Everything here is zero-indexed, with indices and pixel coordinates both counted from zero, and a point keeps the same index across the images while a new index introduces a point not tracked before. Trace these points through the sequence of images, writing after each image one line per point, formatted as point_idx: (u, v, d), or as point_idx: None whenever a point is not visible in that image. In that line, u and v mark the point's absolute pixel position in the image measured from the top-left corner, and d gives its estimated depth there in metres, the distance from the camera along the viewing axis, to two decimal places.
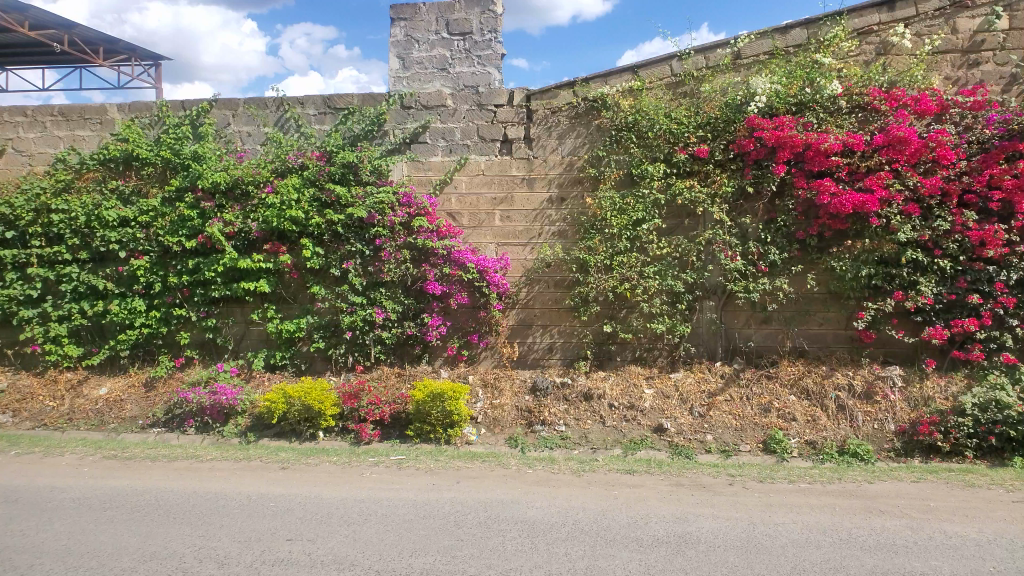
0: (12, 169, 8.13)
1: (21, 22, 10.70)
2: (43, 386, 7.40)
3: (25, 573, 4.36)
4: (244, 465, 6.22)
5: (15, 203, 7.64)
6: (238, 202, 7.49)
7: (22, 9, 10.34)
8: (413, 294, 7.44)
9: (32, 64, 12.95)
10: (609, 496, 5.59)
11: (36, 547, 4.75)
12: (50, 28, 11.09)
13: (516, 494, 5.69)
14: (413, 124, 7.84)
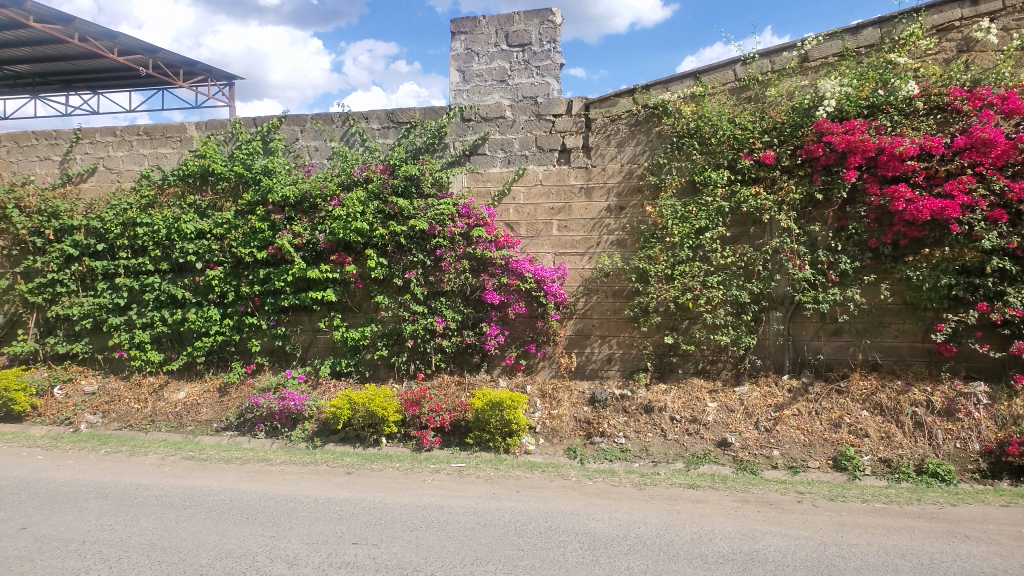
0: (101, 186, 8.64)
1: (112, 48, 11.44)
2: (128, 389, 7.84)
3: (113, 566, 4.65)
4: (312, 469, 6.45)
5: (105, 218, 8.16)
6: (307, 215, 7.77)
7: (113, 36, 11.08)
8: (473, 303, 7.55)
9: (120, 87, 13.84)
10: (671, 510, 5.50)
11: (124, 542, 5.06)
12: (137, 53, 11.81)
13: (576, 506, 5.68)
14: (473, 136, 7.93)
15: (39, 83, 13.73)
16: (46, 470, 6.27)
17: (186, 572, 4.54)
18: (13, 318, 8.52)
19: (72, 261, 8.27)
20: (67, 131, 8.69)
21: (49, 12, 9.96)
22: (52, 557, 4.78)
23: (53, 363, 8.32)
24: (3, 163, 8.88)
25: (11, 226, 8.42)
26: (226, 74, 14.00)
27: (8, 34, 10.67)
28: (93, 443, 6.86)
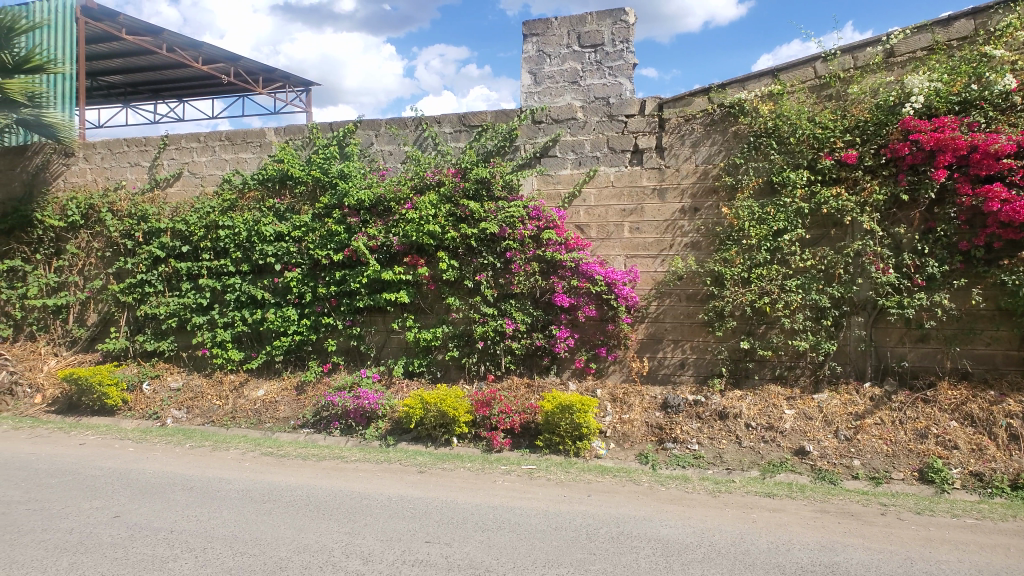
0: (187, 190, 8.97)
1: (196, 58, 11.85)
2: (211, 386, 8.13)
3: (198, 555, 4.82)
4: (385, 468, 6.57)
5: (190, 221, 8.50)
6: (381, 218, 7.93)
7: (198, 46, 11.53)
8: (542, 305, 7.53)
9: (203, 94, 14.39)
10: (747, 519, 5.36)
11: (208, 533, 5.24)
12: (220, 61, 12.26)
13: (648, 512, 5.60)
14: (544, 138, 7.93)
15: (129, 92, 14.39)
16: (135, 461, 6.56)
17: (265, 565, 4.66)
18: (106, 317, 8.93)
19: (160, 263, 8.65)
20: (156, 137, 9.06)
21: (141, 24, 10.42)
22: (142, 545, 4.99)
23: (141, 360, 8.67)
24: (97, 169, 9.30)
25: (105, 229, 8.90)
26: (302, 81, 14.39)
27: (102, 46, 11.22)
28: (179, 437, 7.16)
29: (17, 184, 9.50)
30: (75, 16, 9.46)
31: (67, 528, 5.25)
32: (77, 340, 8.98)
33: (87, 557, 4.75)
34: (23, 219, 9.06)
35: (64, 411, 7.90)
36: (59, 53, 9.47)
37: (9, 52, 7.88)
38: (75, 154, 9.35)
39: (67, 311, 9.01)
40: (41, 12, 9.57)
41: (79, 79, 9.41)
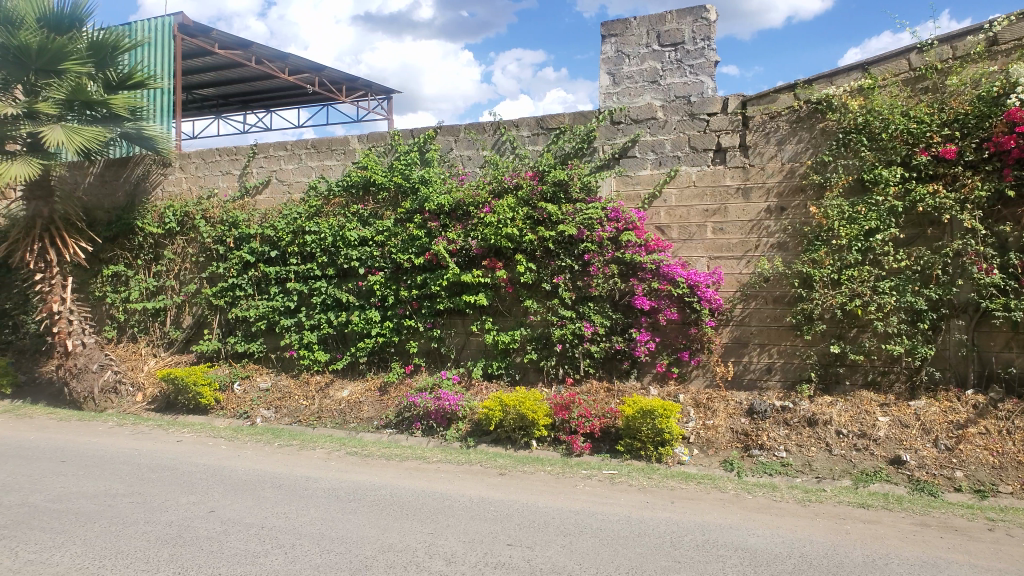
0: (275, 197, 9.29)
1: (283, 69, 12.32)
2: (298, 386, 8.37)
3: (288, 551, 4.94)
4: (466, 469, 6.62)
5: (278, 227, 8.80)
6: (460, 221, 8.02)
7: (285, 57, 11.96)
8: (622, 308, 7.46)
9: (290, 104, 14.94)
10: (840, 530, 5.12)
11: (296, 529, 5.36)
12: (305, 71, 12.69)
13: (734, 520, 5.42)
14: (623, 139, 7.86)
15: (219, 104, 15.09)
16: (227, 458, 6.81)
17: (352, 563, 4.74)
18: (200, 319, 9.32)
19: (250, 267, 8.99)
20: (247, 146, 9.43)
21: (231, 39, 10.90)
22: (235, 539, 5.15)
23: (232, 361, 9.02)
24: (192, 178, 9.74)
25: (199, 236, 9.31)
26: (382, 89, 14.73)
27: (194, 61, 11.79)
28: (268, 436, 7.41)
29: (120, 194, 10.03)
30: (172, 34, 9.98)
31: (167, 521, 5.46)
32: (173, 341, 9.40)
33: (186, 550, 4.94)
34: (125, 227, 9.56)
35: (162, 409, 8.29)
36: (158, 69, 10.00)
37: (115, 70, 8.36)
38: (172, 164, 9.82)
39: (164, 314, 9.45)
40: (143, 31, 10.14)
41: (177, 92, 9.89)
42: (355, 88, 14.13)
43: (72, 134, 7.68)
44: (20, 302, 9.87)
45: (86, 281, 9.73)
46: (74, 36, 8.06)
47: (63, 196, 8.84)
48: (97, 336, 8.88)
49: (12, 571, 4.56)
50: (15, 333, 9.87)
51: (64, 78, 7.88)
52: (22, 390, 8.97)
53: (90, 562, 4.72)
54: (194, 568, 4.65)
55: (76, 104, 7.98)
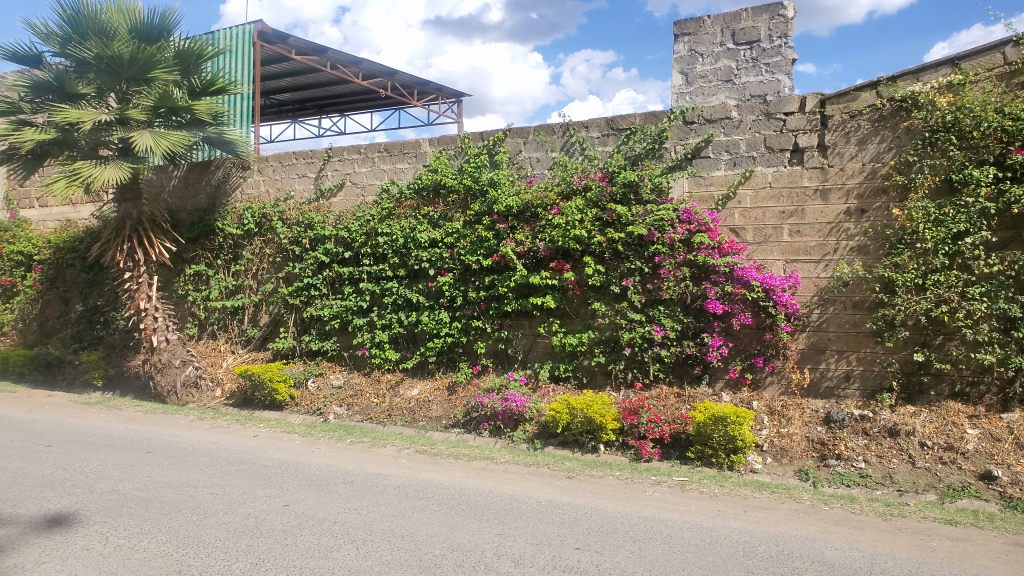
0: (349, 199, 9.48)
1: (357, 74, 12.61)
2: (369, 385, 8.53)
3: (359, 547, 5.02)
4: (534, 471, 6.62)
5: (352, 228, 8.99)
6: (528, 223, 8.02)
7: (359, 62, 12.24)
8: (693, 312, 7.32)
9: (364, 109, 15.30)
10: (925, 547, 4.89)
11: (368, 526, 5.44)
12: (379, 76, 12.97)
13: (810, 532, 5.24)
14: (695, 139, 7.73)
15: (297, 109, 15.58)
16: (301, 454, 7.00)
17: (422, 561, 4.78)
18: (276, 318, 9.60)
19: (324, 268, 9.21)
20: (322, 150, 9.67)
21: (307, 45, 11.18)
22: (308, 533, 5.26)
23: (307, 358, 9.27)
24: (270, 180, 10.04)
25: (276, 237, 9.59)
26: (452, 92, 14.88)
27: (273, 68, 12.20)
28: (340, 433, 7.58)
29: (202, 196, 10.43)
30: (251, 41, 10.30)
31: (244, 513, 5.63)
32: (251, 339, 9.71)
33: (262, 542, 5.08)
34: (206, 228, 9.96)
35: (240, 404, 8.59)
36: (240, 76, 10.33)
37: (199, 77, 8.68)
38: (251, 167, 10.14)
39: (243, 312, 9.78)
40: (226, 39, 10.53)
41: (256, 98, 10.20)
42: (425, 92, 14.33)
43: (159, 139, 8.03)
44: (111, 300, 10.39)
45: (170, 280, 10.16)
46: (163, 45, 8.43)
47: (150, 199, 9.35)
48: (180, 333, 9.27)
49: (102, 554, 4.79)
50: (106, 329, 10.40)
51: (152, 86, 8.28)
52: (112, 383, 9.45)
53: (174, 549, 4.91)
54: (270, 559, 4.78)
55: (163, 110, 8.36)
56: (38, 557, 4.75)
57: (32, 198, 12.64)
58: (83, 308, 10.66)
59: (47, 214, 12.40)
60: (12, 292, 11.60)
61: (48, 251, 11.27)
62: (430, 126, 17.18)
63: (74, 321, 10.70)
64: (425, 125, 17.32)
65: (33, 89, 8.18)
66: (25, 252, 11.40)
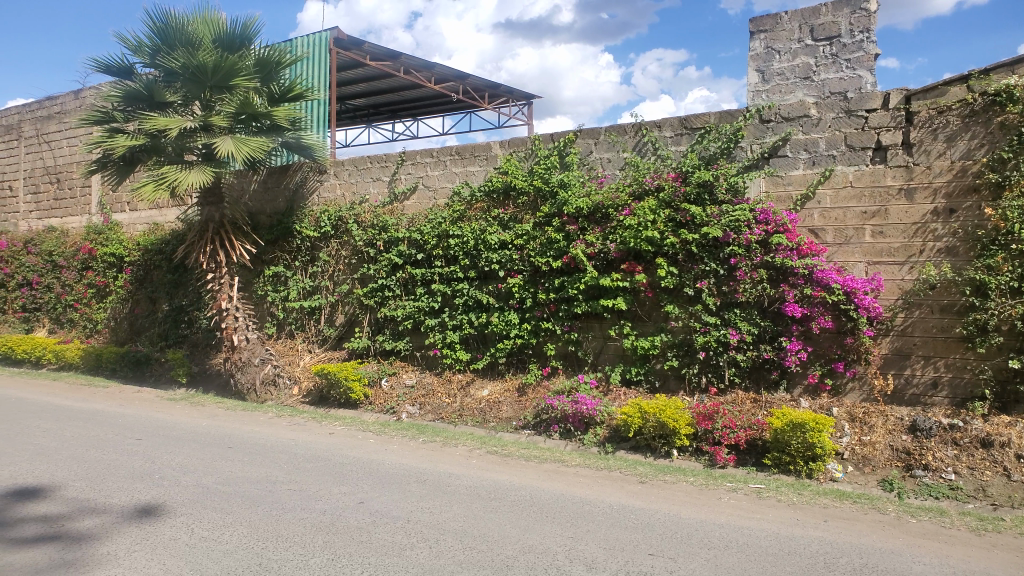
0: (421, 203, 9.63)
1: (430, 78, 12.81)
2: (441, 385, 8.63)
3: (432, 546, 5.06)
4: (605, 475, 6.56)
5: (424, 231, 9.11)
6: (599, 225, 7.98)
7: (431, 66, 12.42)
8: (770, 316, 7.15)
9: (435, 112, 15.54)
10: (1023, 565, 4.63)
11: (440, 525, 5.46)
12: (450, 80, 13.14)
13: (897, 545, 5.02)
14: (773, 138, 7.56)
15: (371, 114, 16.00)
16: (375, 451, 7.13)
17: (494, 562, 4.79)
18: (351, 318, 9.81)
19: (397, 269, 9.37)
20: (396, 154, 9.84)
21: (382, 50, 11.42)
22: (383, 531, 5.32)
23: (381, 358, 9.43)
24: (345, 184, 10.27)
25: (351, 239, 9.81)
26: (521, 95, 14.92)
27: (347, 74, 12.53)
28: (413, 432, 7.69)
29: (280, 200, 10.74)
30: (328, 47, 10.55)
31: (321, 509, 5.74)
32: (327, 338, 9.94)
33: (339, 538, 5.16)
34: (285, 230, 10.26)
35: (316, 402, 8.83)
36: (316, 82, 10.62)
37: (277, 83, 8.97)
38: (327, 171, 10.39)
39: (319, 312, 10.03)
40: (303, 46, 10.84)
41: (331, 104, 10.46)
42: (495, 95, 14.42)
43: (240, 144, 8.32)
44: (195, 299, 10.79)
45: (251, 281, 10.53)
46: (244, 54, 8.73)
47: (231, 203, 9.63)
48: (259, 332, 9.59)
49: (188, 545, 4.96)
50: (190, 328, 10.81)
51: (233, 93, 8.57)
52: (196, 380, 9.82)
53: (255, 542, 5.05)
54: (346, 556, 4.85)
55: (243, 116, 8.67)
56: (130, 545, 4.96)
57: (122, 203, 13.27)
58: (168, 308, 11.10)
59: (136, 218, 12.99)
60: (104, 291, 12.20)
61: (137, 253, 11.81)
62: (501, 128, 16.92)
63: (160, 320, 11.17)
64: (496, 128, 17.46)
65: (125, 99, 8.60)
66: (117, 253, 11.98)
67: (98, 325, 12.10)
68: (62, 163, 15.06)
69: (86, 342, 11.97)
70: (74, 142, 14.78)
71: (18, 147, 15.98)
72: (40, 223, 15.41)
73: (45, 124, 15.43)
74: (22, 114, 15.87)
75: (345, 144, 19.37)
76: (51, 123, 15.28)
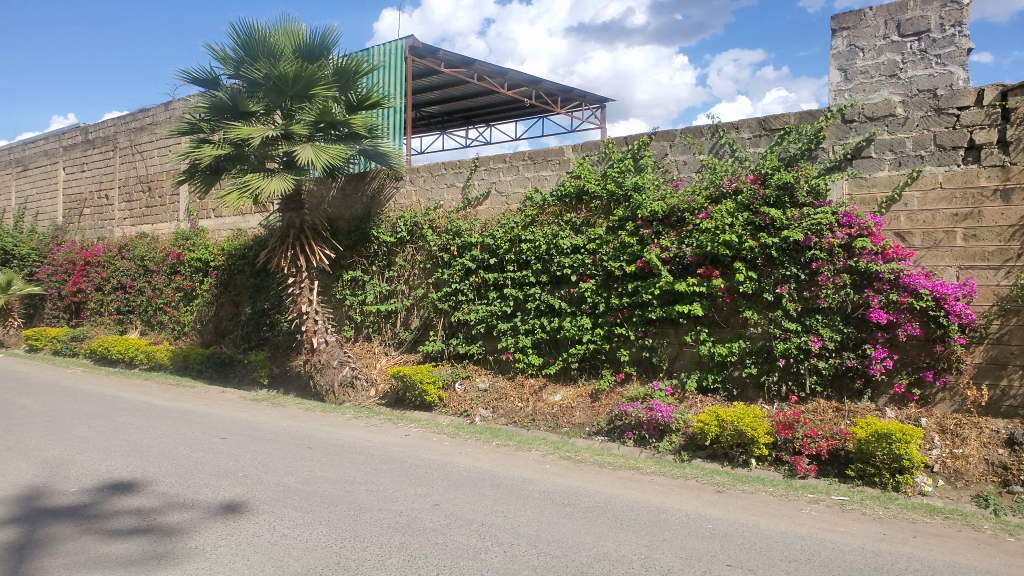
0: (494, 208, 9.70)
1: (503, 84, 12.91)
2: (514, 388, 8.70)
3: (507, 550, 5.03)
4: (681, 483, 6.46)
5: (497, 235, 9.18)
6: (674, 228, 7.88)
7: (504, 72, 12.52)
8: (854, 322, 6.93)
9: (509, 117, 15.68)
10: None
11: (515, 530, 5.44)
12: (523, 85, 13.22)
13: (993, 565, 4.75)
14: (856, 138, 7.30)
15: (445, 121, 16.25)
16: (451, 454, 7.22)
17: (568, 567, 4.72)
18: (426, 322, 9.95)
19: (470, 274, 9.47)
20: (469, 160, 9.93)
21: (456, 57, 11.56)
22: (458, 533, 5.35)
23: (454, 361, 9.54)
24: (419, 190, 10.43)
25: (426, 244, 9.96)
26: (594, 98, 14.85)
27: (421, 82, 12.78)
28: (487, 435, 7.78)
29: (358, 206, 10.99)
30: (404, 56, 10.78)
31: (397, 510, 5.81)
32: (402, 342, 10.12)
33: (414, 539, 5.20)
34: (362, 236, 10.51)
35: (392, 404, 9.04)
36: (392, 90, 10.87)
37: (354, 92, 9.21)
38: (403, 177, 10.56)
39: (395, 316, 10.21)
40: (379, 55, 11.10)
41: (407, 111, 10.67)
42: (568, 99, 14.43)
43: (319, 152, 8.54)
44: (276, 303, 11.12)
45: (329, 285, 10.84)
46: (323, 63, 8.99)
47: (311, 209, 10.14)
48: (337, 334, 9.86)
49: (271, 542, 5.09)
50: (271, 331, 11.16)
51: (313, 102, 8.87)
52: (276, 381, 10.14)
53: (333, 541, 5.14)
54: (421, 557, 4.89)
55: (322, 125, 8.93)
56: (215, 540, 5.12)
57: (208, 209, 13.81)
58: (250, 311, 11.47)
59: (221, 224, 13.49)
60: (191, 295, 12.71)
61: (222, 258, 12.24)
62: (574, 131, 16.98)
63: (243, 323, 11.57)
64: (568, 132, 17.50)
65: (212, 110, 8.95)
66: (203, 258, 12.46)
67: (186, 327, 12.62)
68: (152, 171, 15.79)
69: (174, 343, 12.52)
70: (164, 152, 15.51)
71: (114, 158, 16.90)
72: (132, 229, 16.19)
73: (138, 135, 16.26)
74: (118, 126, 16.78)
75: (420, 151, 19.74)
76: (143, 134, 16.08)
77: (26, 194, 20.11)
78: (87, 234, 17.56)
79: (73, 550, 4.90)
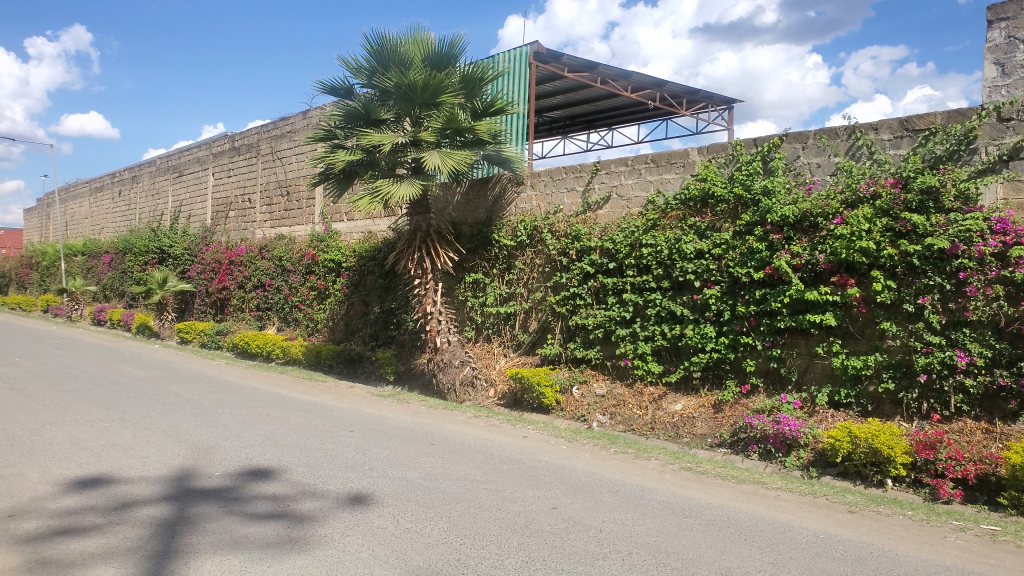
0: (614, 211, 9.65)
1: (625, 87, 12.83)
2: (632, 395, 8.67)
3: (625, 558, 4.95)
4: (809, 501, 6.16)
5: (617, 240, 9.14)
6: (806, 234, 7.56)
7: (627, 75, 12.40)
8: (1008, 337, 6.40)
9: (632, 120, 15.60)
10: None
11: (634, 538, 5.34)
12: (646, 87, 13.09)
13: None
14: (1014, 138, 6.74)
15: (566, 126, 16.35)
16: (568, 458, 7.24)
17: None
18: (544, 324, 10.05)
19: (589, 278, 9.47)
20: (590, 163, 9.94)
21: (579, 61, 11.59)
22: (576, 538, 5.32)
23: (571, 365, 9.60)
24: (540, 195, 10.51)
25: (545, 248, 10.03)
26: (720, 99, 14.43)
27: (545, 87, 12.91)
28: (605, 441, 7.77)
29: (481, 210, 11.24)
30: (528, 61, 10.88)
31: (516, 511, 5.87)
32: (521, 343, 10.28)
33: (533, 541, 5.24)
34: (485, 240, 10.78)
35: (510, 405, 9.24)
36: (515, 96, 11.06)
37: (480, 99, 9.45)
38: (524, 183, 10.69)
39: (514, 318, 10.40)
40: (504, 61, 11.29)
41: (529, 116, 10.83)
42: (692, 100, 14.14)
43: (445, 158, 8.82)
44: (403, 303, 11.54)
45: (452, 287, 11.25)
46: (450, 71, 9.27)
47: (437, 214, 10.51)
48: (459, 336, 10.19)
49: (395, 535, 5.26)
50: (397, 330, 11.60)
51: (441, 109, 9.21)
52: (401, 378, 10.54)
53: (453, 538, 5.24)
54: (539, 559, 4.90)
55: (448, 131, 9.25)
56: (343, 529, 5.34)
57: (341, 213, 14.52)
58: (379, 310, 11.98)
59: (353, 226, 14.13)
60: (324, 294, 13.39)
61: (353, 259, 12.81)
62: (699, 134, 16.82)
63: (371, 321, 12.10)
64: (691, 134, 17.21)
65: (345, 117, 9.43)
66: (336, 259, 13.11)
67: (319, 325, 13.33)
68: (291, 176, 16.75)
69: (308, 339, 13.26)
70: (301, 158, 16.44)
71: (257, 164, 18.07)
72: (272, 231, 17.25)
73: (278, 142, 17.31)
74: (262, 134, 17.98)
75: (542, 155, 19.95)
76: (283, 141, 17.10)
77: (181, 198, 21.88)
78: (232, 235, 18.90)
79: (218, 530, 5.26)
